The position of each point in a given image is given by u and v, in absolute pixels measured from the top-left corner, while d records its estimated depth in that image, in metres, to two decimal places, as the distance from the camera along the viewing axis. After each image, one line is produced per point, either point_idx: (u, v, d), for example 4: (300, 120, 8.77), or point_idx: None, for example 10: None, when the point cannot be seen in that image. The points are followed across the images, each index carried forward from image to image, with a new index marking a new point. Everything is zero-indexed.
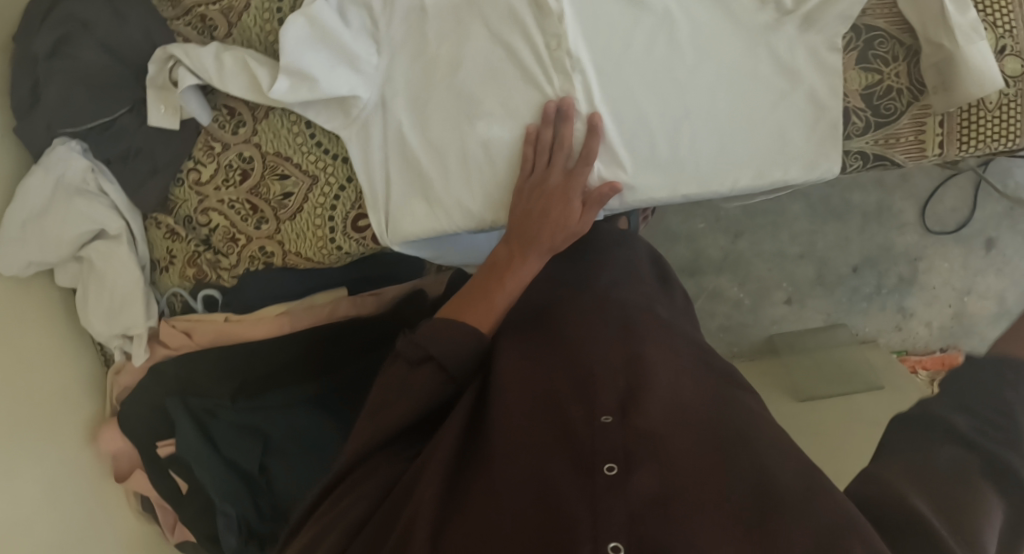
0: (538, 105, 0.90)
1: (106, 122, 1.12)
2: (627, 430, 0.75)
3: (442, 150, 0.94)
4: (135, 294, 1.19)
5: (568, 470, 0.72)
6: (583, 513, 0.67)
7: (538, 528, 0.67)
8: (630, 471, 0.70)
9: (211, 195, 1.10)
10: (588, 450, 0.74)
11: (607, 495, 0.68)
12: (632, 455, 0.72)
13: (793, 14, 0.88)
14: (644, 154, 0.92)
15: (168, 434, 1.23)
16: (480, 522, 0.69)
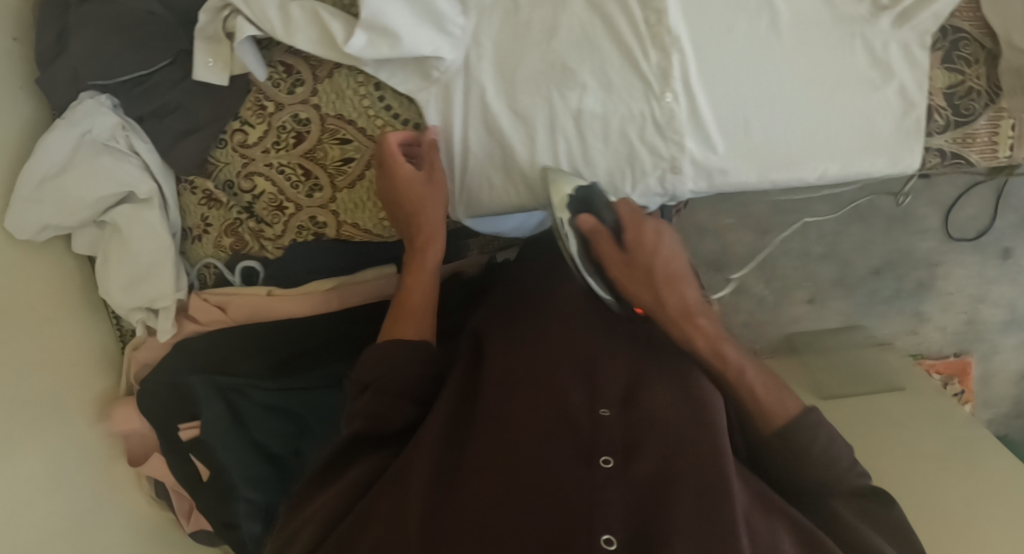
0: (637, 81, 0.89)
1: (143, 76, 1.05)
2: (624, 425, 0.85)
3: (531, 119, 0.90)
4: (164, 265, 1.10)
5: (570, 461, 0.81)
6: (583, 502, 0.76)
7: (548, 513, 0.76)
8: (629, 465, 0.80)
9: (259, 158, 1.02)
10: (589, 439, 0.83)
11: (606, 487, 0.78)
12: (628, 451, 0.81)
13: (891, 9, 0.89)
14: (740, 138, 0.93)
15: (190, 415, 1.14)
16: (472, 518, 0.77)
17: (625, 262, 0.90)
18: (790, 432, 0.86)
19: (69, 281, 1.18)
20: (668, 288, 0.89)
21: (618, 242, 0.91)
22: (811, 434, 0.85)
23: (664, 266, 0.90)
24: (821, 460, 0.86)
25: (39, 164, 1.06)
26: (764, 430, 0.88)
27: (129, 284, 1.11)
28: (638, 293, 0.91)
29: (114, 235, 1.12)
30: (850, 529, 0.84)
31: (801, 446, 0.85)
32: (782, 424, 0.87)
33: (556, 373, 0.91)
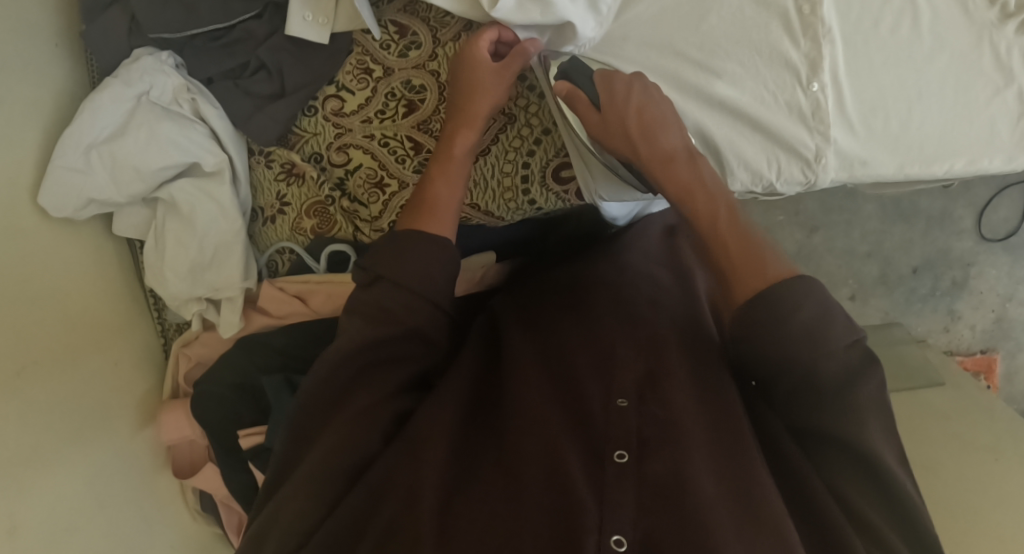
0: (785, 67, 0.88)
1: (221, 31, 0.93)
2: (643, 416, 0.70)
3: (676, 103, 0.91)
4: (232, 247, 0.98)
5: (580, 453, 0.67)
6: (590, 498, 0.63)
7: (544, 511, 0.63)
8: (644, 462, 0.66)
9: (357, 129, 0.91)
10: (601, 434, 0.69)
11: (617, 485, 0.64)
12: (647, 445, 0.67)
13: (1016, 16, 0.89)
14: (879, 133, 0.93)
15: (252, 421, 1.04)
16: (492, 508, 0.64)
17: (602, 116, 0.84)
18: (804, 333, 0.66)
19: (108, 269, 1.06)
20: (644, 137, 0.81)
21: (595, 108, 0.85)
22: (812, 329, 0.66)
23: (639, 111, 0.81)
24: (805, 336, 0.66)
25: (87, 128, 0.92)
26: (776, 347, 0.67)
27: (190, 273, 0.98)
28: (618, 145, 0.84)
29: (170, 213, 0.98)
30: (894, 504, 0.66)
31: (805, 349, 0.66)
32: (781, 320, 0.67)
33: (572, 349, 0.78)
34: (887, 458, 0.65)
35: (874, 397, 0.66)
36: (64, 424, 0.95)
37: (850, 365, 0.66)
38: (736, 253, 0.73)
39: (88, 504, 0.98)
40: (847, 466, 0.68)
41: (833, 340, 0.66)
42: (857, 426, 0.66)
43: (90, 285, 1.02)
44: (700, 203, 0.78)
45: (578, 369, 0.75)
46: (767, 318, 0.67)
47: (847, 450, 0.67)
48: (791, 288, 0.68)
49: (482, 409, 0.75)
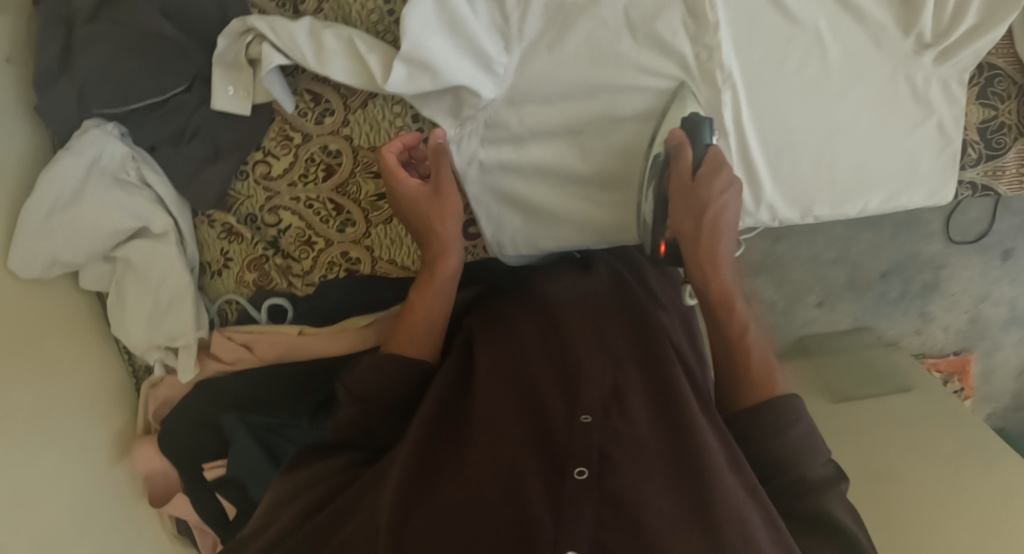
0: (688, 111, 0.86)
1: (157, 101, 0.98)
2: (606, 431, 0.74)
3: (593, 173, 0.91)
4: (184, 298, 1.06)
5: (542, 467, 0.72)
6: (543, 503, 0.68)
7: (504, 517, 0.68)
8: (604, 476, 0.70)
9: (285, 192, 0.98)
10: (564, 447, 0.73)
11: (576, 499, 0.68)
12: (608, 459, 0.72)
13: (933, 47, 0.88)
14: (786, 177, 0.94)
15: (216, 454, 1.11)
16: (452, 518, 0.69)
17: (688, 189, 0.83)
18: (792, 447, 0.77)
19: (81, 319, 1.15)
20: (713, 236, 0.83)
21: (693, 172, 0.83)
22: (785, 423, 0.78)
23: (716, 216, 0.82)
24: (791, 451, 0.77)
25: (46, 197, 1.00)
26: (764, 442, 0.79)
27: (149, 324, 1.06)
28: (681, 223, 0.84)
29: (128, 270, 1.06)
30: (844, 546, 0.73)
31: (779, 460, 0.78)
32: (777, 431, 0.78)
33: (543, 368, 0.83)
34: (846, 524, 0.73)
35: (817, 481, 0.77)
36: (47, 465, 1.06)
37: (819, 475, 0.77)
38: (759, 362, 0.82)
39: (73, 533, 1.09)
40: (810, 533, 0.75)
41: (813, 456, 0.78)
42: (823, 506, 0.75)
43: (64, 335, 1.12)
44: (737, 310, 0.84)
45: (545, 386, 0.81)
46: (765, 424, 0.78)
47: (805, 513, 0.76)
48: (786, 410, 0.78)
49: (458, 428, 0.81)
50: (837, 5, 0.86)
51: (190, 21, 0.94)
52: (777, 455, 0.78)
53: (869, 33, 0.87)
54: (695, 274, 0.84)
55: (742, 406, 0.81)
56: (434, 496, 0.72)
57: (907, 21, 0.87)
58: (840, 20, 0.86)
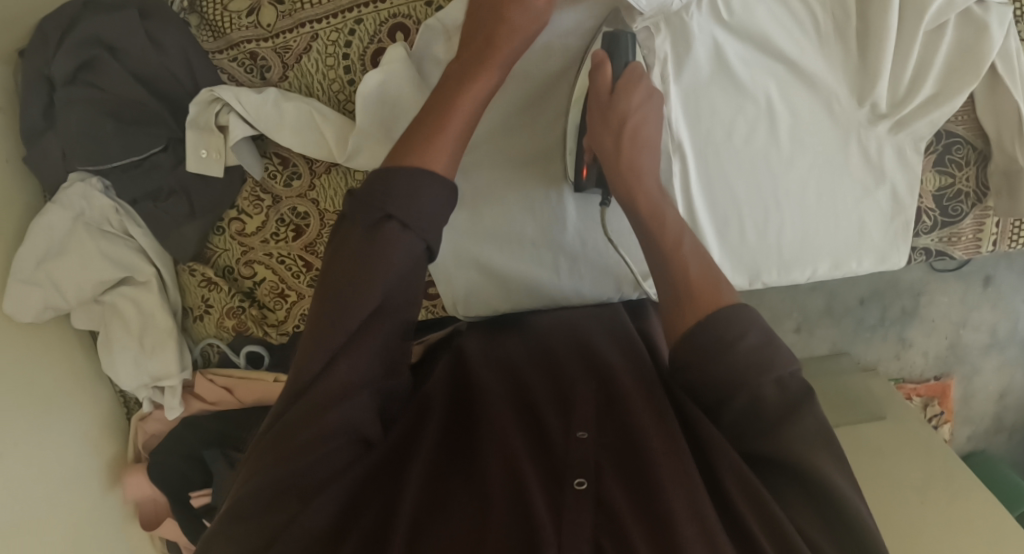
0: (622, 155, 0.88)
1: (135, 160, 1.03)
2: (602, 446, 0.72)
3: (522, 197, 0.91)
4: (168, 340, 1.12)
5: (541, 477, 0.69)
6: (549, 517, 0.65)
7: (509, 528, 0.65)
8: (602, 485, 0.69)
9: (258, 248, 1.04)
10: (561, 460, 0.71)
11: (575, 508, 0.66)
12: (603, 470, 0.70)
13: (888, 117, 0.93)
14: (735, 246, 0.95)
15: (203, 483, 1.17)
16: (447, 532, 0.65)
17: (607, 103, 0.81)
18: (747, 358, 0.67)
19: (73, 355, 1.22)
20: (633, 150, 0.80)
21: (611, 87, 0.81)
22: (739, 329, 0.69)
23: (635, 127, 0.80)
24: (749, 362, 0.67)
25: (34, 249, 1.05)
26: (718, 369, 0.68)
27: (136, 365, 1.12)
28: (602, 143, 0.81)
29: (115, 315, 1.12)
30: (824, 506, 0.64)
31: (730, 380, 0.68)
32: (726, 345, 0.68)
33: (532, 384, 0.81)
34: (831, 478, 0.63)
35: (812, 434, 0.66)
36: (43, 494, 1.13)
37: (789, 394, 0.67)
38: (698, 268, 0.74)
39: None
40: (790, 484, 0.66)
41: (777, 366, 0.68)
42: (804, 454, 0.65)
43: (58, 371, 1.18)
44: (669, 222, 0.78)
45: (538, 401, 0.78)
46: (708, 342, 0.69)
47: (784, 466, 0.66)
48: (740, 317, 0.69)
49: (454, 441, 0.75)
50: (787, 74, 0.91)
51: (165, 87, 1.00)
52: (726, 383, 0.68)
53: (823, 102, 0.92)
54: (621, 185, 0.80)
55: (688, 324, 0.71)
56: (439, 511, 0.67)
57: (860, 93, 0.92)
58: (793, 92, 0.91)
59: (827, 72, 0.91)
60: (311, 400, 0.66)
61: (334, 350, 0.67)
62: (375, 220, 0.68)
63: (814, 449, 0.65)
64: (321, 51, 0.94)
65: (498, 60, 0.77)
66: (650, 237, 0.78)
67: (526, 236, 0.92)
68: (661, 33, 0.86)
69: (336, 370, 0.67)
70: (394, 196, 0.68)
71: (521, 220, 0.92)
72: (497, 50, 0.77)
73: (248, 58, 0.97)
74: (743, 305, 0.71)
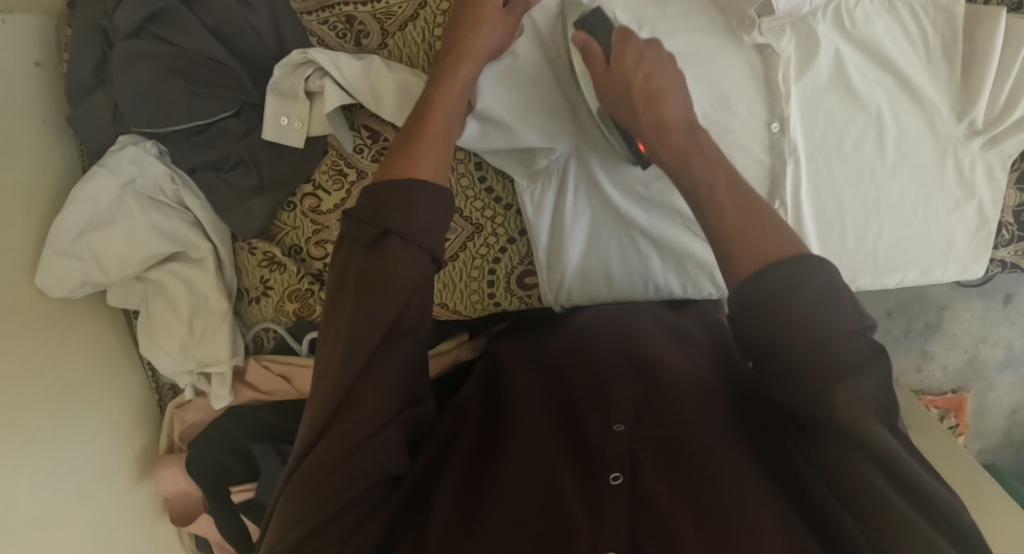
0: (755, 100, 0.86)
1: (201, 126, 0.95)
2: (639, 438, 0.70)
3: (635, 184, 0.87)
4: (219, 324, 1.03)
5: (575, 476, 0.68)
6: (584, 518, 0.63)
7: (541, 528, 0.63)
8: (637, 479, 0.67)
9: (334, 227, 0.98)
10: (597, 458, 0.69)
11: (610, 507, 0.64)
12: (641, 463, 0.68)
13: (983, 134, 0.93)
14: (834, 252, 0.95)
15: (244, 478, 1.10)
16: (493, 533, 0.63)
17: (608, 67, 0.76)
18: (808, 316, 0.59)
19: (103, 335, 1.12)
20: (649, 106, 0.72)
21: (607, 59, 0.76)
22: (824, 311, 0.59)
23: (646, 80, 0.73)
24: (814, 311, 0.59)
25: (76, 218, 0.96)
26: (768, 309, 0.60)
27: (181, 350, 1.03)
28: (621, 111, 0.75)
29: (159, 293, 1.04)
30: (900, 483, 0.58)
31: (780, 316, 0.60)
32: (787, 296, 0.60)
33: (573, 382, 0.79)
34: (890, 443, 0.58)
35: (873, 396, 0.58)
36: (69, 486, 1.03)
37: (865, 351, 0.58)
38: (735, 213, 0.65)
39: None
40: (854, 450, 0.59)
41: (845, 317, 0.59)
42: (851, 414, 0.58)
43: (87, 352, 1.09)
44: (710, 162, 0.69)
45: (577, 399, 0.76)
46: (775, 284, 0.60)
47: (837, 432, 0.59)
48: (797, 266, 0.60)
49: (487, 442, 0.73)
50: (896, 86, 0.90)
51: (245, 46, 0.92)
52: (795, 340, 0.59)
53: (927, 118, 0.92)
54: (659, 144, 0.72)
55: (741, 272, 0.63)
56: (470, 516, 0.65)
57: (960, 109, 0.92)
58: (902, 106, 0.91)
59: (933, 86, 0.91)
60: (342, 434, 0.62)
61: (351, 379, 0.62)
62: (373, 237, 0.63)
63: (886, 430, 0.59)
64: (426, 19, 0.89)
65: (461, 77, 0.76)
66: (689, 188, 0.69)
67: (636, 233, 0.89)
68: (787, 35, 0.86)
69: (363, 406, 0.62)
70: (386, 208, 0.64)
71: (636, 216, 0.88)
72: (456, 78, 0.76)
73: (344, 22, 0.92)
74: (806, 254, 0.61)
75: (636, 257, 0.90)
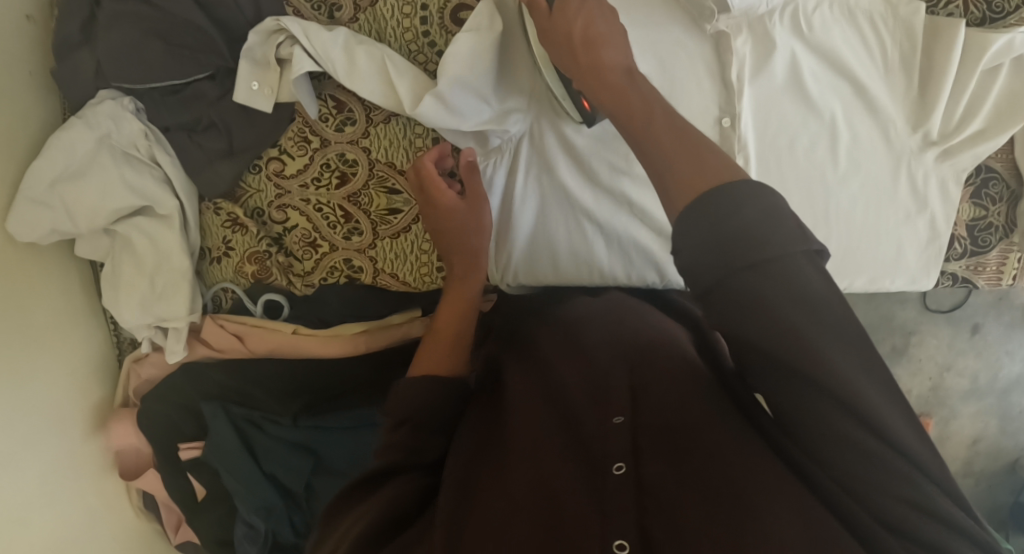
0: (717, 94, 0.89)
1: (177, 87, 0.98)
2: (639, 429, 0.72)
3: (578, 155, 0.89)
4: (179, 283, 1.05)
5: (579, 471, 0.70)
6: (591, 510, 0.66)
7: (549, 524, 0.66)
8: (641, 468, 0.68)
9: (295, 192, 0.99)
10: (599, 452, 0.71)
11: (616, 496, 0.66)
12: (642, 452, 0.70)
13: (938, 145, 0.95)
14: None
15: (193, 436, 1.13)
16: (501, 533, 0.67)
17: (549, 16, 0.78)
18: (740, 237, 0.57)
19: (70, 287, 1.15)
20: (590, 51, 0.76)
21: (549, 9, 0.79)
22: (765, 233, 0.57)
23: (584, 30, 0.77)
24: (741, 240, 0.57)
25: (51, 166, 0.99)
26: (709, 235, 0.58)
27: (142, 305, 1.05)
28: (563, 60, 0.78)
29: (124, 249, 1.05)
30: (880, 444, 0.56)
31: (744, 240, 0.57)
32: (721, 222, 0.58)
33: (570, 380, 0.81)
34: (859, 391, 0.56)
35: (827, 319, 0.56)
36: (19, 428, 1.05)
37: (819, 270, 0.57)
38: (670, 139, 0.67)
39: (37, 498, 1.08)
40: (835, 409, 0.57)
41: (783, 239, 0.57)
42: (831, 369, 0.56)
43: (51, 301, 1.11)
44: (636, 102, 0.72)
45: (575, 397, 0.79)
46: (711, 210, 0.59)
47: (815, 387, 0.57)
48: (727, 195, 0.59)
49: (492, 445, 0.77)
50: (851, 94, 0.92)
51: (224, 12, 0.95)
52: (732, 264, 0.57)
53: (879, 127, 0.94)
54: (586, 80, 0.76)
55: (683, 205, 0.62)
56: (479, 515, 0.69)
57: (916, 119, 0.94)
58: (856, 114, 0.93)
59: (890, 96, 0.93)
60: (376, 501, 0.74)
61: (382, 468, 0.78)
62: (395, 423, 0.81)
63: (859, 380, 0.56)
64: None
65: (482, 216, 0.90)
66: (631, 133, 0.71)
67: (580, 207, 0.90)
68: (742, 35, 0.88)
69: (386, 488, 0.76)
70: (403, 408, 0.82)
71: (576, 189, 0.90)
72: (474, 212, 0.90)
73: None
74: (752, 181, 0.60)
75: (575, 232, 0.91)
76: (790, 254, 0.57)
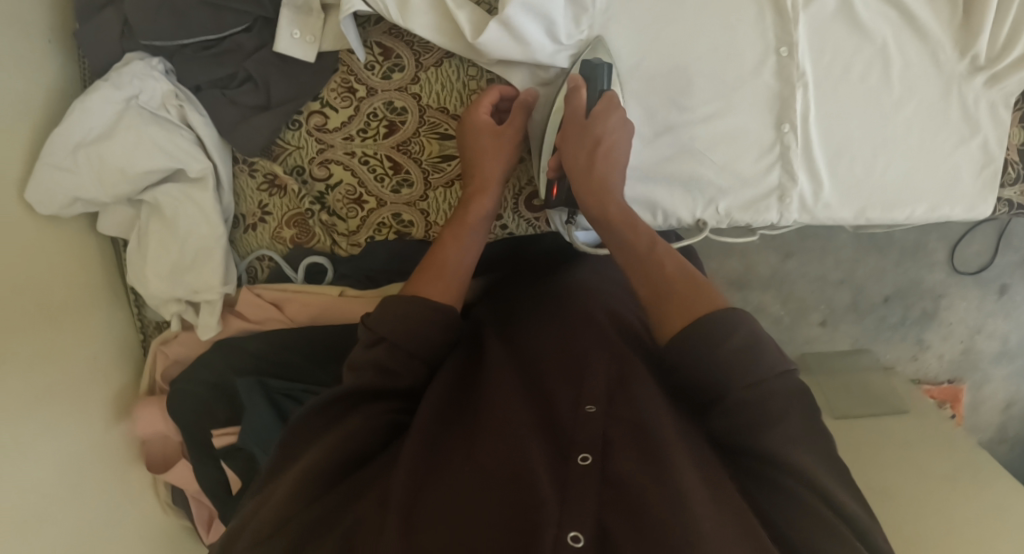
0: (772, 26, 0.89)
1: (212, 41, 0.94)
2: (612, 419, 0.69)
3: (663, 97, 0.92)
4: (212, 251, 0.99)
5: (545, 454, 0.67)
6: (551, 495, 0.63)
7: (508, 502, 0.63)
8: (609, 461, 0.66)
9: (339, 146, 0.96)
10: (570, 435, 0.68)
11: (580, 484, 0.64)
12: (612, 444, 0.67)
13: (986, 70, 0.92)
14: (845, 180, 0.96)
15: (227, 421, 1.03)
16: (458, 508, 0.63)
17: (583, 126, 0.85)
18: (726, 360, 0.66)
19: (89, 267, 1.08)
20: (604, 162, 0.84)
21: (584, 112, 0.85)
22: (740, 362, 0.66)
23: (605, 148, 0.84)
24: (729, 363, 0.66)
25: (74, 129, 0.91)
26: (690, 356, 0.68)
27: (172, 273, 0.99)
28: (572, 158, 0.85)
29: (153, 216, 0.99)
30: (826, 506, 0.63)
31: (725, 373, 0.66)
32: (705, 347, 0.67)
33: (548, 359, 0.78)
34: (817, 477, 0.63)
35: (779, 409, 0.64)
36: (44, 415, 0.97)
37: (788, 390, 0.65)
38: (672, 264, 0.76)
39: (58, 492, 0.99)
40: (788, 479, 0.64)
41: (761, 366, 0.66)
42: (786, 453, 0.63)
43: (72, 279, 1.04)
44: (640, 228, 0.80)
45: (552, 377, 0.75)
46: (695, 340, 0.68)
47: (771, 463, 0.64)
48: (724, 317, 0.68)
49: (455, 418, 0.73)
50: (900, 20, 0.90)
51: None
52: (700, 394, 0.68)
53: (930, 51, 0.92)
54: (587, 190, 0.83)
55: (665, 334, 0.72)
56: (431, 490, 0.65)
57: (962, 45, 0.91)
58: (908, 39, 0.91)
59: (937, 19, 0.90)
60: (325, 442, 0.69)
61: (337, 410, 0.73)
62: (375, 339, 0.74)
63: (805, 458, 0.64)
64: None
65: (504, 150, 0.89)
66: (616, 237, 0.81)
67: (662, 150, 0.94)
68: None
69: (355, 412, 0.72)
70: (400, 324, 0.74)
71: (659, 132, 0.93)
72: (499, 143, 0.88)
73: None
74: (731, 311, 0.69)
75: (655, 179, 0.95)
76: (758, 378, 0.65)
